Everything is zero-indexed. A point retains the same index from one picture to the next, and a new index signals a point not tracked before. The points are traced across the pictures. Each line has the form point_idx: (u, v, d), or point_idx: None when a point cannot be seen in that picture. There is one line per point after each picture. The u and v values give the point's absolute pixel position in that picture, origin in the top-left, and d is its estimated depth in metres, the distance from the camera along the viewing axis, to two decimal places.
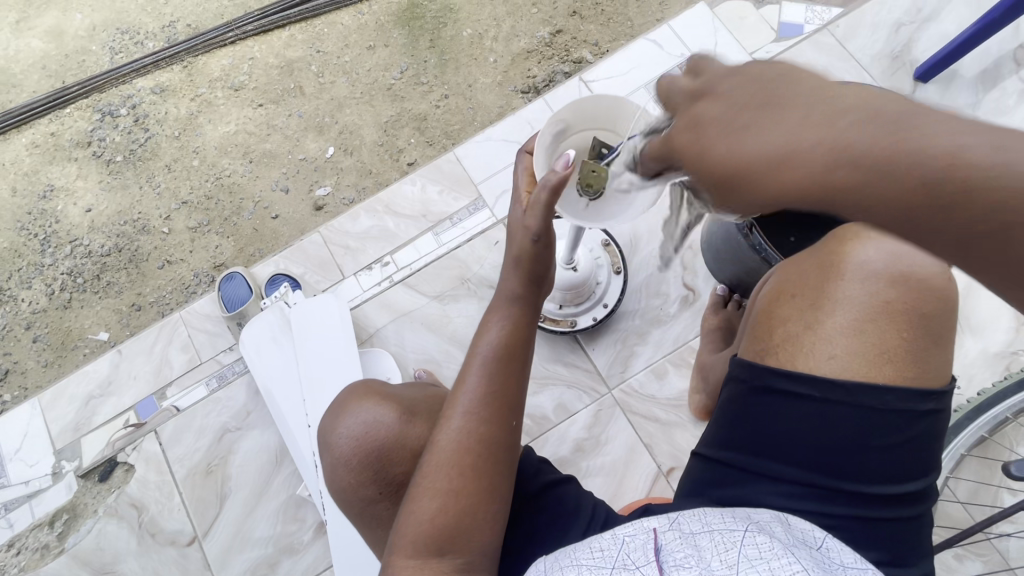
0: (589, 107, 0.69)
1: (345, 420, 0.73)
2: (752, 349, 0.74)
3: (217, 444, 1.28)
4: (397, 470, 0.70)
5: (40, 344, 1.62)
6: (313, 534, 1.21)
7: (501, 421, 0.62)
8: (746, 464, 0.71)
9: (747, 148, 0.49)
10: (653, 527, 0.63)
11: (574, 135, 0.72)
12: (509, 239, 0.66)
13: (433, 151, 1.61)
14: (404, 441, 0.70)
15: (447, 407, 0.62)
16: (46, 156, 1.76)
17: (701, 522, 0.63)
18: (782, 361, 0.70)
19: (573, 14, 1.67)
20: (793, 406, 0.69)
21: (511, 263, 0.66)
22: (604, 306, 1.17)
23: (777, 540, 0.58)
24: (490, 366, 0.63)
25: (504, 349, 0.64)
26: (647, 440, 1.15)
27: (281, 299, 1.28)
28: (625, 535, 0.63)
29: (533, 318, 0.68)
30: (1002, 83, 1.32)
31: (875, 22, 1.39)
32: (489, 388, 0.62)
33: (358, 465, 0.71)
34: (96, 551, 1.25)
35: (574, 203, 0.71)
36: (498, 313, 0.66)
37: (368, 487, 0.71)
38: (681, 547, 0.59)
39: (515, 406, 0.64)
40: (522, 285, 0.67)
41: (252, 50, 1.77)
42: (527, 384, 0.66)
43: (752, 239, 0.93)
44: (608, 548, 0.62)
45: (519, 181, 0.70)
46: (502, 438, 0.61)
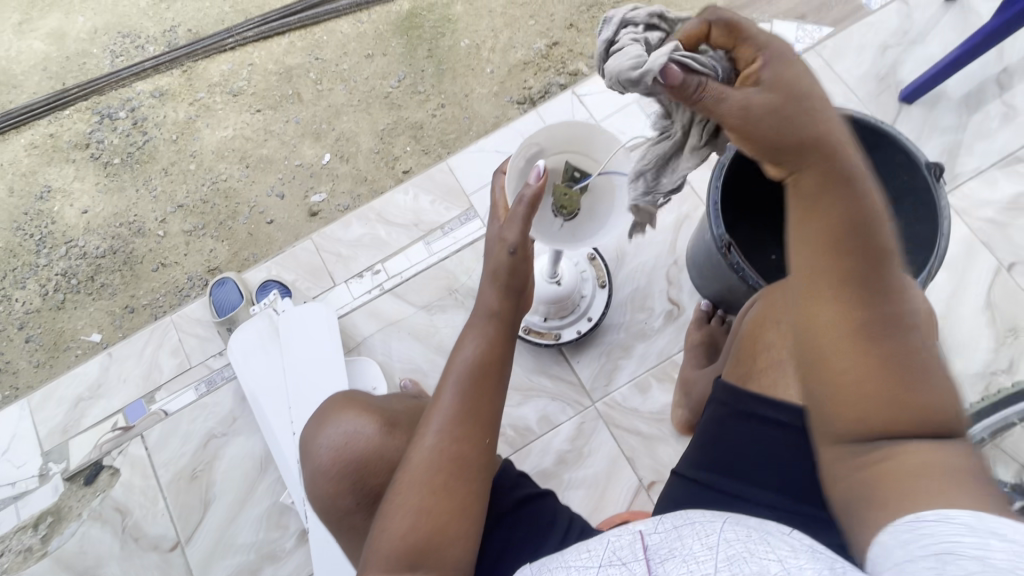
0: (562, 132, 0.70)
1: (326, 429, 0.74)
2: (739, 373, 0.79)
3: (203, 449, 1.28)
4: (374, 481, 0.71)
5: (32, 345, 1.63)
6: (296, 541, 1.22)
7: (476, 438, 0.63)
8: (721, 486, 0.71)
9: (806, 86, 0.57)
10: (639, 528, 0.60)
11: (550, 157, 0.72)
12: (487, 252, 0.67)
13: (428, 159, 1.63)
14: (384, 453, 0.71)
15: (422, 423, 0.63)
16: (45, 157, 1.78)
17: (682, 516, 0.60)
18: (764, 386, 0.74)
19: (570, 26, 1.69)
20: (769, 428, 0.71)
21: (488, 276, 0.68)
22: (589, 320, 1.18)
23: (755, 527, 0.56)
24: (464, 383, 0.64)
25: (478, 366, 0.65)
26: (629, 453, 1.16)
27: (270, 306, 1.30)
28: (611, 535, 0.60)
29: (510, 335, 0.69)
30: (986, 107, 1.34)
31: (863, 43, 1.41)
32: (465, 405, 0.63)
33: (336, 475, 0.72)
34: (79, 554, 1.25)
35: (550, 226, 0.72)
36: (476, 330, 0.67)
37: (345, 498, 0.72)
38: (666, 541, 0.56)
39: (491, 423, 0.65)
40: (500, 300, 0.68)
41: (252, 56, 1.79)
42: (504, 401, 0.66)
43: (730, 259, 0.93)
44: (595, 548, 0.59)
45: (496, 195, 0.70)
46: (476, 455, 0.62)
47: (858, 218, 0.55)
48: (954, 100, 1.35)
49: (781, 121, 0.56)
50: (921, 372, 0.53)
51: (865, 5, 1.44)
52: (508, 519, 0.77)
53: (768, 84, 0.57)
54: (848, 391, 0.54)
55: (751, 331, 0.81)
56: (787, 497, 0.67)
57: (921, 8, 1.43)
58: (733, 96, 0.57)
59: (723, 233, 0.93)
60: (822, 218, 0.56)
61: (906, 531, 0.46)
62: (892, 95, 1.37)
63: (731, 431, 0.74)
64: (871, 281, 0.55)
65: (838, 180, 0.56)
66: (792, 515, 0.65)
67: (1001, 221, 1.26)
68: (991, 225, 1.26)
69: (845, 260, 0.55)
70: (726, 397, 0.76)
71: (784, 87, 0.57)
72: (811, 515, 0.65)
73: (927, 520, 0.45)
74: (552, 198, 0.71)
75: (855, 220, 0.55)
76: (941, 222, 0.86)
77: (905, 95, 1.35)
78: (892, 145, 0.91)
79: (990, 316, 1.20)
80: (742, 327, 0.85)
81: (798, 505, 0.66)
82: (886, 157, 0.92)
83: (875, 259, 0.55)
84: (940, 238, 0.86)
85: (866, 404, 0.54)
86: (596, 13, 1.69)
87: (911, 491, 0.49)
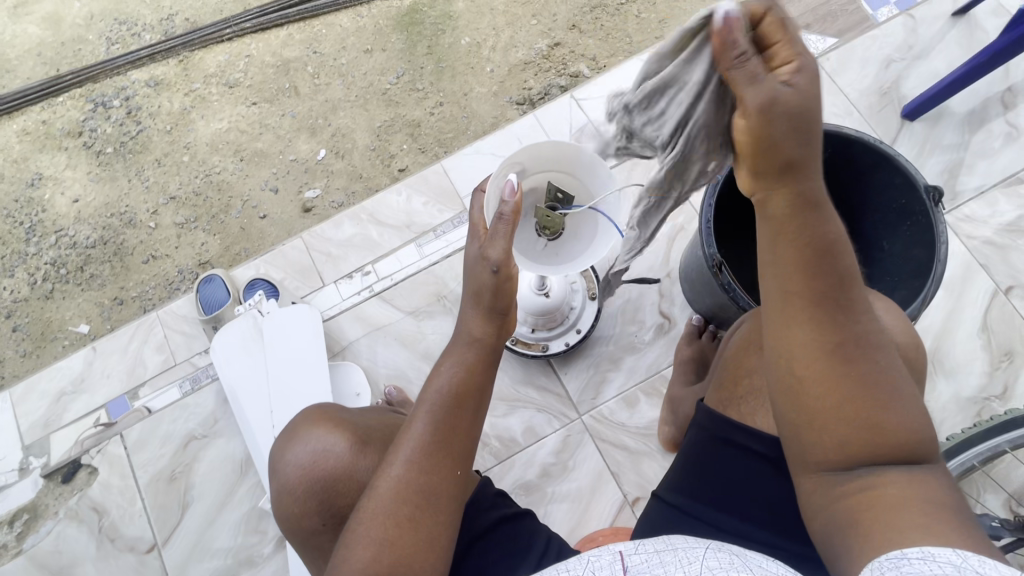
0: (544, 152, 0.71)
1: (296, 446, 0.75)
2: (719, 396, 0.76)
3: (182, 451, 1.27)
4: (342, 502, 0.72)
5: (19, 334, 1.61)
6: (274, 547, 1.20)
7: (445, 470, 0.62)
8: (698, 514, 0.70)
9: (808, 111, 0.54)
10: (620, 548, 0.56)
11: (532, 176, 0.74)
12: (468, 273, 0.65)
13: (425, 159, 1.61)
14: (354, 473, 0.72)
15: (392, 451, 0.63)
16: (37, 144, 1.75)
17: (666, 543, 0.57)
18: (744, 412, 0.71)
19: (573, 27, 1.66)
20: (752, 461, 0.69)
21: (471, 296, 0.65)
22: (577, 332, 1.16)
23: (739, 556, 0.54)
24: (438, 414, 0.63)
25: (453, 395, 0.63)
26: (614, 468, 1.14)
27: (255, 307, 1.27)
28: (590, 555, 0.56)
29: (491, 363, 0.67)
30: (989, 125, 1.31)
31: (868, 55, 1.39)
32: (434, 436, 0.62)
33: (302, 493, 0.72)
34: (55, 553, 1.24)
35: (533, 245, 0.76)
36: (453, 357, 0.66)
37: (312, 518, 0.72)
38: (649, 566, 0.53)
39: (462, 455, 0.64)
40: (479, 326, 0.66)
41: (249, 47, 1.76)
42: (478, 433, 0.65)
43: (721, 279, 0.92)
44: (575, 568, 0.54)
45: (478, 212, 0.68)
46: (444, 488, 0.62)
47: (833, 243, 0.55)
48: (957, 117, 1.32)
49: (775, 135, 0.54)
50: (895, 400, 0.52)
51: (871, 17, 1.41)
52: (482, 540, 0.75)
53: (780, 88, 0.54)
54: (816, 421, 0.54)
55: (736, 350, 0.78)
56: (762, 530, 0.67)
57: (927, 22, 1.40)
58: (757, 84, 0.54)
59: (715, 252, 0.91)
60: (798, 239, 0.55)
61: (889, 565, 0.42)
62: (894, 111, 1.35)
63: (713, 458, 0.72)
64: (844, 306, 0.54)
65: (813, 203, 0.55)
66: (766, 547, 0.66)
67: (999, 244, 1.24)
68: (989, 246, 1.24)
69: (819, 284, 0.54)
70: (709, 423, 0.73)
71: (794, 94, 0.54)
72: (784, 549, 0.66)
73: (913, 558, 0.42)
74: (534, 220, 0.74)
75: (830, 243, 0.55)
76: (937, 248, 0.84)
77: (907, 111, 1.33)
78: (893, 166, 0.88)
79: (985, 340, 1.19)
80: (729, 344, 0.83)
81: (771, 538, 0.66)
82: (885, 178, 0.90)
83: (848, 283, 0.54)
84: (936, 263, 0.84)
85: (833, 433, 0.53)
86: (600, 14, 1.66)
87: (896, 523, 0.47)
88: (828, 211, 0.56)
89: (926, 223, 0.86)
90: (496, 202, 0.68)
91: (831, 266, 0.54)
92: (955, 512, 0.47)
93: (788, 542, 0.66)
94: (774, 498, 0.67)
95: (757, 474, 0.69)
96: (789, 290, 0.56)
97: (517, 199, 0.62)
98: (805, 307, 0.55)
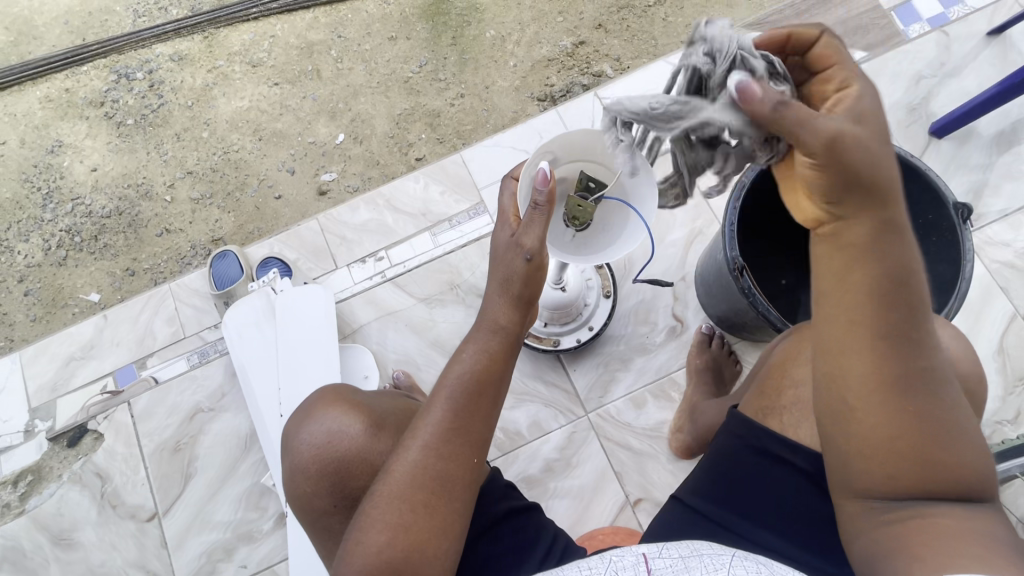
0: (577, 142, 0.72)
1: (309, 425, 0.75)
2: (755, 406, 0.77)
3: (189, 422, 1.27)
4: (355, 484, 0.72)
5: (31, 299, 1.62)
6: (273, 524, 1.20)
7: (462, 458, 0.62)
8: (717, 517, 0.71)
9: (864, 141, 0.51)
10: (642, 551, 0.58)
11: (563, 165, 0.75)
12: (497, 258, 0.65)
13: (443, 149, 1.61)
14: (367, 455, 0.72)
15: (407, 436, 0.63)
16: (59, 111, 1.76)
17: (690, 547, 0.58)
18: (782, 425, 0.71)
19: (599, 26, 1.65)
20: (778, 471, 0.70)
21: (499, 284, 0.65)
22: (589, 329, 1.16)
23: (766, 566, 0.55)
24: (456, 401, 0.63)
25: (473, 383, 0.63)
26: (618, 468, 1.14)
27: (269, 285, 1.28)
28: (613, 555, 0.58)
29: (513, 352, 0.67)
30: (1017, 148, 1.30)
31: (896, 72, 1.38)
32: (452, 422, 0.62)
33: (315, 473, 0.73)
34: (56, 516, 1.25)
35: (561, 235, 0.77)
36: (472, 344, 0.65)
37: (323, 498, 0.73)
38: (674, 570, 0.54)
39: (480, 443, 0.64)
40: (506, 314, 0.65)
41: (274, 28, 1.76)
42: (495, 422, 0.65)
43: (741, 283, 0.92)
44: (597, 566, 0.57)
45: (506, 202, 0.68)
46: (460, 474, 0.62)
47: (901, 276, 0.51)
48: (985, 137, 1.31)
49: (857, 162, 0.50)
50: (940, 436, 0.51)
51: (903, 33, 1.40)
52: (497, 527, 0.76)
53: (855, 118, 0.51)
54: (871, 454, 0.53)
55: (777, 365, 0.79)
56: (781, 539, 0.67)
57: (961, 40, 1.39)
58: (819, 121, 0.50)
59: (737, 256, 0.91)
60: (864, 273, 0.52)
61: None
62: (921, 128, 1.34)
63: (741, 465, 0.72)
64: (910, 342, 0.51)
65: (889, 233, 0.52)
66: (782, 556, 0.66)
67: (1019, 267, 1.23)
68: (1009, 270, 1.23)
69: (887, 320, 0.51)
70: (740, 428, 0.74)
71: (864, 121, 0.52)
72: (803, 562, 0.65)
73: None
74: (564, 208, 0.75)
75: (903, 273, 0.51)
76: (962, 266, 0.83)
77: (935, 128, 1.32)
78: (922, 180, 0.88)
79: (1001, 364, 1.18)
80: (769, 359, 0.83)
81: (792, 549, 0.67)
82: (913, 192, 0.89)
83: (915, 320, 0.52)
84: (959, 281, 0.84)
85: (878, 459, 0.52)
86: (627, 15, 1.65)
87: (942, 551, 0.48)
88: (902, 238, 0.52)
89: (953, 239, 0.86)
90: (529, 189, 0.67)
91: (902, 302, 0.51)
92: (996, 540, 0.49)
93: (807, 554, 0.66)
94: (796, 508, 0.68)
95: (787, 485, 0.69)
96: (853, 325, 0.52)
97: (551, 186, 0.62)
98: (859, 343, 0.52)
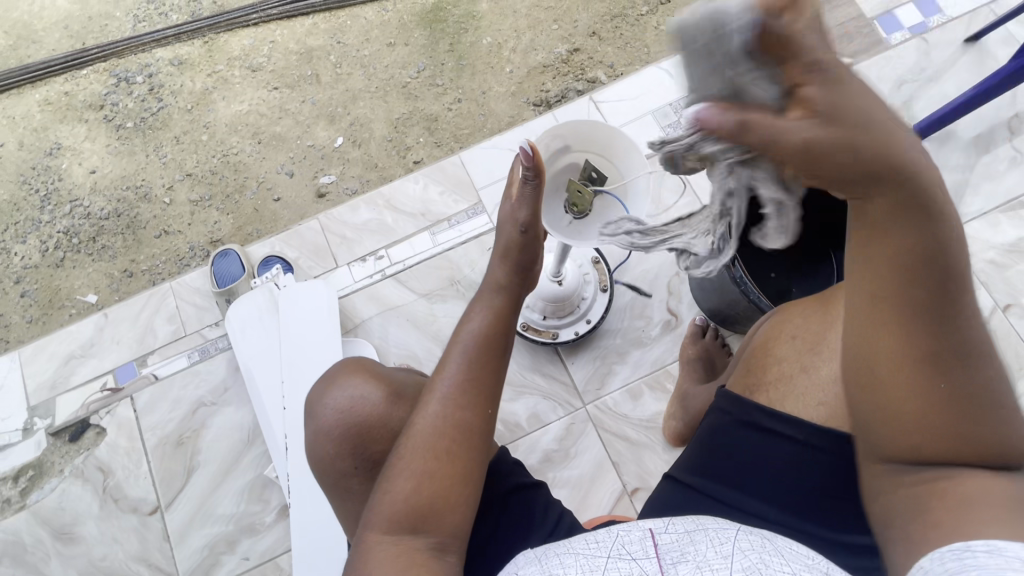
0: (587, 131, 0.77)
1: (333, 392, 0.77)
2: (745, 384, 0.81)
3: (191, 416, 1.28)
4: (375, 448, 0.74)
5: (27, 300, 1.63)
6: (276, 516, 1.22)
7: (479, 409, 0.65)
8: (709, 490, 0.75)
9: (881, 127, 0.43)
10: (649, 527, 0.61)
11: (572, 154, 0.80)
12: (500, 230, 0.75)
13: (440, 152, 1.64)
14: (387, 420, 0.74)
15: (428, 391, 0.66)
16: (57, 114, 1.78)
17: (696, 523, 0.62)
18: (770, 398, 0.76)
19: (593, 34, 1.70)
20: (768, 442, 0.73)
21: (501, 253, 0.75)
22: (587, 322, 1.19)
23: (767, 539, 0.58)
24: (472, 354, 0.67)
25: (484, 338, 0.68)
26: (615, 458, 1.16)
27: (272, 281, 1.30)
28: (620, 530, 0.62)
29: (514, 311, 0.73)
30: (995, 149, 1.36)
31: (879, 77, 1.45)
32: (467, 374, 0.66)
33: (339, 436, 0.75)
34: (57, 512, 1.25)
35: (560, 219, 0.81)
36: (483, 305, 0.72)
37: (346, 460, 0.75)
38: (679, 545, 0.57)
39: (493, 397, 0.67)
40: (509, 276, 0.74)
41: (274, 34, 1.79)
42: (505, 379, 0.69)
43: (732, 272, 0.97)
44: (604, 540, 0.60)
45: (514, 167, 0.75)
46: (478, 425, 0.65)
47: (935, 251, 0.47)
48: (965, 139, 1.37)
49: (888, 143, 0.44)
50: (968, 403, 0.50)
51: (886, 40, 1.47)
52: (505, 501, 0.78)
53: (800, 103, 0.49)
54: (899, 418, 0.52)
55: (761, 346, 0.84)
56: (770, 507, 0.71)
57: (940, 47, 1.46)
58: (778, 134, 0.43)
59: None
60: (887, 254, 0.48)
61: (952, 556, 0.47)
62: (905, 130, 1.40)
63: (732, 440, 0.76)
64: (951, 310, 0.48)
65: (918, 212, 0.46)
66: (772, 524, 0.70)
67: (1000, 263, 1.28)
68: (990, 266, 1.28)
69: (930, 296, 0.47)
70: (728, 406, 0.78)
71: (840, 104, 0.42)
72: (788, 525, 0.70)
73: (978, 551, 0.45)
74: (565, 194, 0.79)
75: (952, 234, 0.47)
76: None
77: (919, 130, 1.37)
78: None
79: None
80: (755, 339, 0.88)
81: (778, 514, 0.71)
82: None
83: (958, 290, 0.47)
84: None
85: (902, 425, 0.52)
86: (620, 23, 1.70)
87: (966, 512, 0.49)
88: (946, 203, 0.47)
89: None
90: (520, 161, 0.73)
91: (947, 275, 0.47)
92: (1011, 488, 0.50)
93: (797, 521, 0.70)
94: (786, 479, 0.71)
95: (775, 457, 0.72)
96: (889, 301, 0.49)
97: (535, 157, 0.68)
98: (893, 316, 0.49)
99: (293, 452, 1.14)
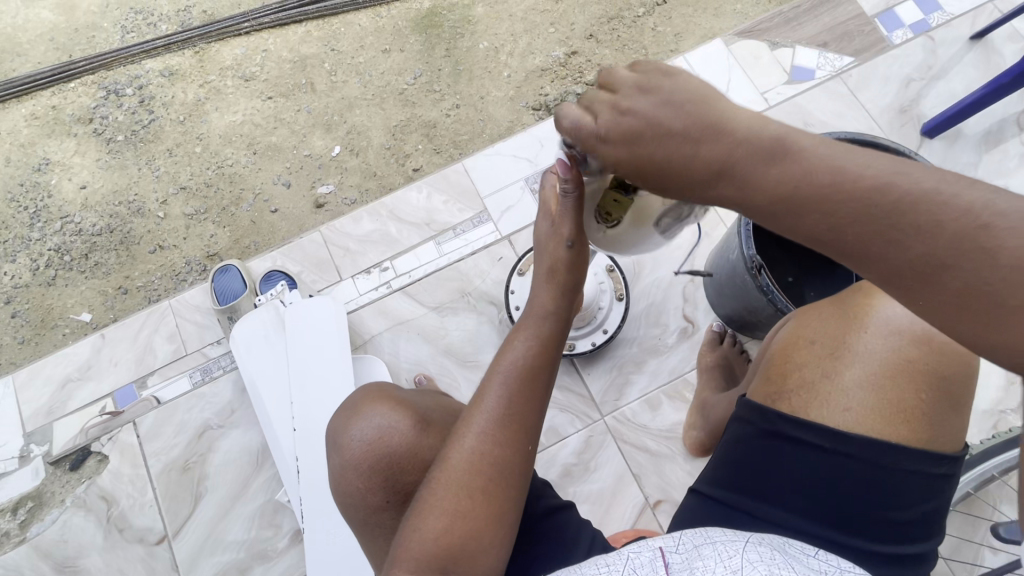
0: None
1: (359, 422, 0.73)
2: (764, 391, 0.76)
3: (197, 440, 1.24)
4: (406, 480, 0.71)
5: (19, 321, 1.57)
6: (289, 541, 1.18)
7: (515, 445, 0.64)
8: (742, 506, 0.70)
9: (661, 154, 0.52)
10: (659, 545, 0.58)
11: None
12: (543, 251, 0.74)
13: (440, 159, 1.60)
14: (417, 450, 0.71)
15: (463, 425, 0.64)
16: (45, 128, 1.73)
17: (704, 536, 0.60)
18: (794, 407, 0.71)
19: (590, 36, 1.67)
20: (799, 452, 0.69)
21: (546, 275, 0.73)
22: (604, 332, 1.17)
23: (780, 554, 0.57)
24: (511, 383, 0.66)
25: (525, 369, 0.67)
26: (637, 470, 1.14)
27: (276, 298, 1.27)
28: (630, 552, 0.58)
29: (557, 342, 0.72)
30: (1004, 146, 1.35)
31: (885, 76, 1.44)
32: (507, 409, 0.65)
33: (368, 469, 0.71)
34: (59, 543, 1.21)
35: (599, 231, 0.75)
36: (524, 334, 0.71)
37: (376, 494, 0.72)
38: (689, 563, 0.55)
39: (533, 431, 0.66)
40: (555, 302, 0.73)
41: (266, 42, 1.76)
42: (545, 412, 0.68)
43: (759, 281, 0.94)
44: (614, 563, 0.56)
45: (550, 182, 0.73)
46: (516, 462, 0.63)
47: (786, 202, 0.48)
48: (972, 137, 1.37)
49: (671, 172, 0.52)
50: (1003, 283, 0.41)
51: (887, 39, 1.47)
52: (535, 527, 0.75)
53: (677, 102, 0.51)
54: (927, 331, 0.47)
55: (780, 349, 0.79)
56: (807, 521, 0.67)
57: (944, 44, 1.45)
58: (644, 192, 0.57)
59: (754, 255, 0.93)
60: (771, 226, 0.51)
61: None
62: (913, 129, 1.40)
63: (763, 453, 0.71)
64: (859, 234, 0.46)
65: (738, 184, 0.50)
66: (807, 538, 0.66)
67: None
68: None
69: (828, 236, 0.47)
70: (751, 415, 0.73)
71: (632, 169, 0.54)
72: (821, 537, 0.66)
73: None
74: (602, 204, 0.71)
75: (779, 193, 0.49)
76: None
77: (926, 128, 1.38)
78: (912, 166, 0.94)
79: None
80: (773, 344, 0.83)
81: (814, 528, 0.67)
82: None
83: (842, 213, 0.46)
84: None
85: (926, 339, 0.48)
86: (617, 25, 1.67)
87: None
88: (755, 166, 0.49)
89: None
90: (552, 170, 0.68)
91: (818, 220, 0.47)
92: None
93: (835, 535, 0.66)
94: (821, 490, 0.67)
95: (809, 468, 0.68)
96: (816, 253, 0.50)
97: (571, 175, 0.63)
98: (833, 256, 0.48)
99: (307, 476, 1.10)
